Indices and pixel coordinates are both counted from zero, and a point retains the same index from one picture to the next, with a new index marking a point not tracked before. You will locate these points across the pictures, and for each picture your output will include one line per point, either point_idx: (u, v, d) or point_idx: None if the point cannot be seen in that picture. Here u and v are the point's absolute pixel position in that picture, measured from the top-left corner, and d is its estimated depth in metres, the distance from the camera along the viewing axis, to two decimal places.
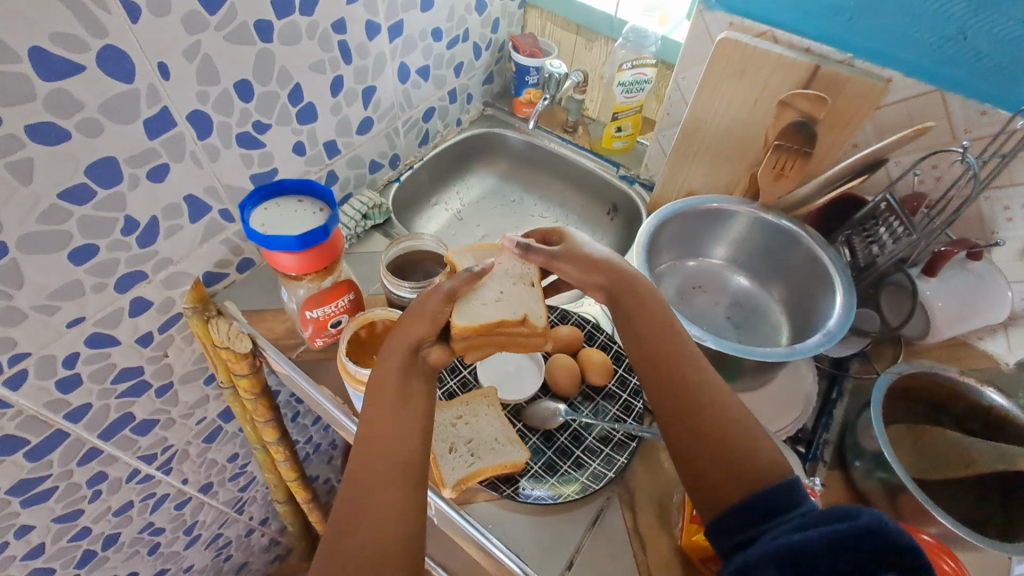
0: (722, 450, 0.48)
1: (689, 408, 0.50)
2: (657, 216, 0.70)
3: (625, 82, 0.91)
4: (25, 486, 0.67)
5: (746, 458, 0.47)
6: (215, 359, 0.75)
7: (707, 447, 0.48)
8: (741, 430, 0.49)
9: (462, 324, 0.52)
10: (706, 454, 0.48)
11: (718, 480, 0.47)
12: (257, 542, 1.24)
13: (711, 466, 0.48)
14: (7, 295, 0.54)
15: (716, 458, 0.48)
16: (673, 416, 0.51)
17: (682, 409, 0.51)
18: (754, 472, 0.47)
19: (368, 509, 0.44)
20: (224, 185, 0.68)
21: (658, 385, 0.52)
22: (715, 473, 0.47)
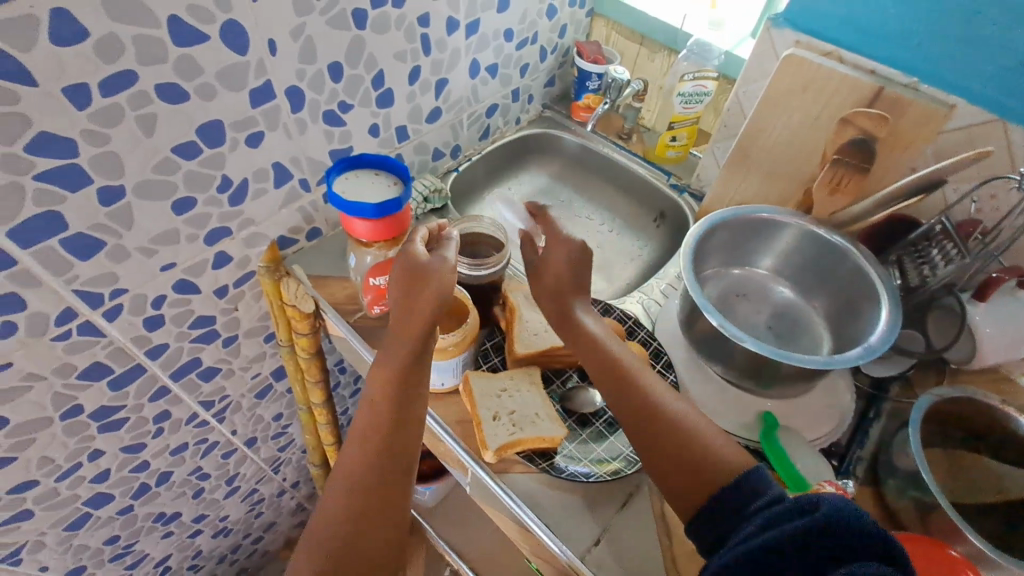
0: (685, 441, 0.53)
1: (650, 421, 0.55)
2: (706, 221, 0.71)
3: (685, 92, 0.94)
4: (104, 413, 0.74)
5: (708, 451, 0.52)
6: (279, 317, 0.82)
7: (670, 438, 0.53)
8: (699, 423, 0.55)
9: (521, 351, 0.69)
10: (669, 448, 0.53)
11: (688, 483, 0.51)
12: (286, 504, 1.30)
13: (670, 454, 0.53)
14: (118, 235, 0.60)
15: (678, 450, 0.53)
16: (638, 429, 0.55)
17: (647, 403, 0.56)
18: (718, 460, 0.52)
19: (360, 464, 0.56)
20: (306, 157, 0.74)
21: (623, 382, 0.58)
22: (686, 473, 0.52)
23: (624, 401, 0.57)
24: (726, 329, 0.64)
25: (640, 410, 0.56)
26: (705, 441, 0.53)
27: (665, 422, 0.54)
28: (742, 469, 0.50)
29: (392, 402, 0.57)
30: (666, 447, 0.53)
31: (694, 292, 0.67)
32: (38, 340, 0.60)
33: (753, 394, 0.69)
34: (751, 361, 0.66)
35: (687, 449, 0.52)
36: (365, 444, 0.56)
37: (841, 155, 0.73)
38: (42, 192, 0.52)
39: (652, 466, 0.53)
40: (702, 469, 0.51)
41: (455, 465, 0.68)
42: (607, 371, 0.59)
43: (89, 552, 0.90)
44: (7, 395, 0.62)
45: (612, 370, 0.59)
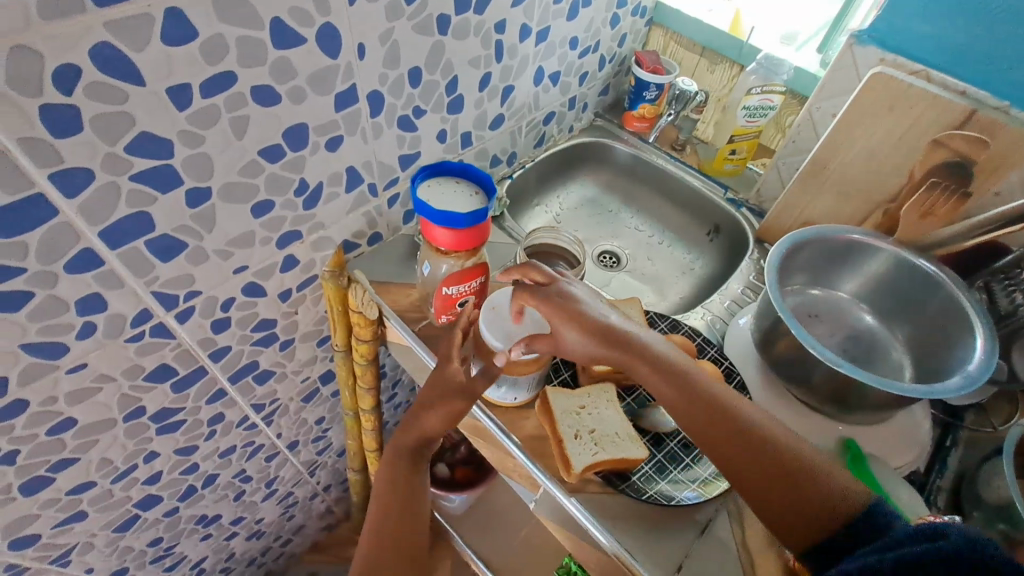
0: (794, 478, 0.50)
1: (743, 449, 0.52)
2: (789, 239, 0.71)
3: (750, 106, 0.94)
4: (164, 414, 0.72)
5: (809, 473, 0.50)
6: (338, 323, 0.81)
7: (777, 480, 0.50)
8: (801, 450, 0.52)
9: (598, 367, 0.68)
10: (780, 485, 0.50)
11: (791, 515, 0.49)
12: (318, 507, 1.29)
13: (781, 498, 0.50)
14: (199, 237, 0.59)
15: (792, 489, 0.50)
16: (732, 459, 0.52)
17: (743, 445, 0.52)
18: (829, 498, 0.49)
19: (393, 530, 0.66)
20: (378, 162, 0.73)
21: (713, 427, 0.53)
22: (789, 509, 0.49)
23: (716, 449, 0.53)
24: (818, 351, 0.63)
25: (727, 443, 0.52)
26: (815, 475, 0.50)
27: (761, 448, 0.51)
28: (861, 504, 0.48)
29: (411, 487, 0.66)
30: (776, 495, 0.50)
31: (780, 308, 0.66)
32: (113, 341, 0.59)
33: (831, 418, 0.68)
34: (834, 386, 0.64)
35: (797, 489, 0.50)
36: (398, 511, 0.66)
37: (936, 177, 0.71)
38: (135, 193, 0.51)
39: (763, 509, 0.51)
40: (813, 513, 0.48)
41: (526, 482, 0.67)
42: (691, 414, 0.54)
43: (133, 553, 0.88)
44: (78, 395, 0.61)
45: (698, 412, 0.53)
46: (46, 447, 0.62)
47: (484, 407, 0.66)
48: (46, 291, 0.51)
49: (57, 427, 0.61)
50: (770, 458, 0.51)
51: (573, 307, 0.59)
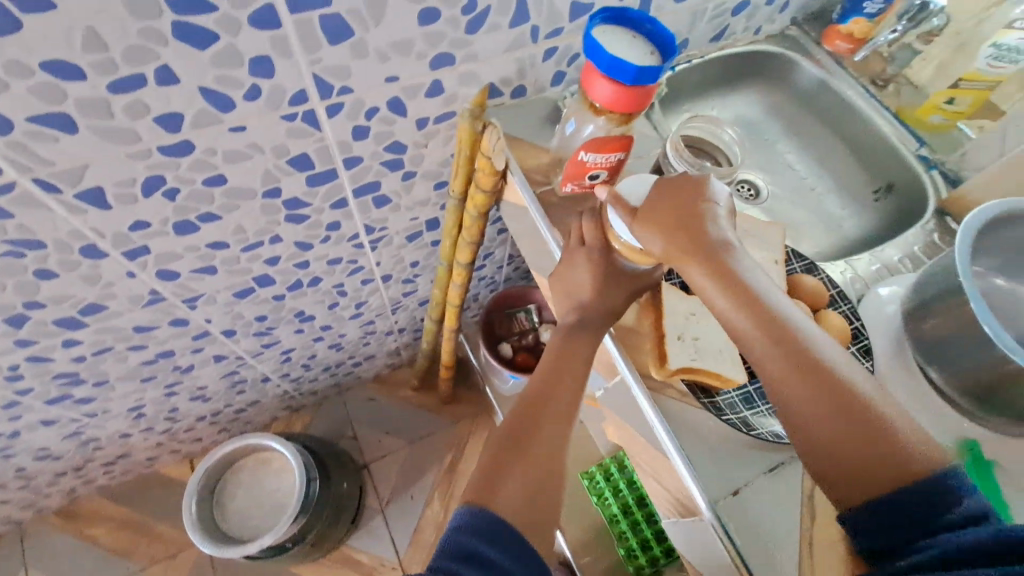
0: (869, 422, 0.47)
1: (825, 388, 0.48)
2: (1003, 204, 0.60)
3: (1004, 45, 0.79)
4: (294, 203, 0.78)
5: (893, 430, 0.46)
6: (461, 168, 0.81)
7: (850, 437, 0.46)
8: (882, 406, 0.48)
9: None
10: (859, 439, 0.46)
11: (858, 458, 0.46)
12: (389, 344, 1.41)
13: (846, 437, 0.47)
14: (366, 28, 0.58)
15: (863, 437, 0.46)
16: (814, 391, 0.48)
17: (825, 396, 0.48)
18: (905, 453, 0.45)
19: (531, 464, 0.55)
20: (549, 2, 0.67)
21: (799, 367, 0.49)
22: (862, 458, 0.46)
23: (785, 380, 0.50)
24: (991, 334, 0.55)
25: (812, 376, 0.49)
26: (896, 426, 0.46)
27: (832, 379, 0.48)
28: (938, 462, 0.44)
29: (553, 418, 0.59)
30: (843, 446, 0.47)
31: (961, 273, 0.57)
32: (271, 113, 0.63)
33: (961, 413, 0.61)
34: (983, 375, 0.57)
35: (877, 447, 0.46)
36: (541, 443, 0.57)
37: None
38: None
39: (815, 452, 0.48)
40: (885, 473, 0.45)
41: (605, 370, 0.67)
42: (773, 349, 0.50)
43: (242, 321, 1.01)
44: (233, 157, 0.66)
45: (769, 331, 0.50)
46: (200, 196, 0.69)
47: None
48: (230, 39, 0.53)
49: (211, 180, 0.68)
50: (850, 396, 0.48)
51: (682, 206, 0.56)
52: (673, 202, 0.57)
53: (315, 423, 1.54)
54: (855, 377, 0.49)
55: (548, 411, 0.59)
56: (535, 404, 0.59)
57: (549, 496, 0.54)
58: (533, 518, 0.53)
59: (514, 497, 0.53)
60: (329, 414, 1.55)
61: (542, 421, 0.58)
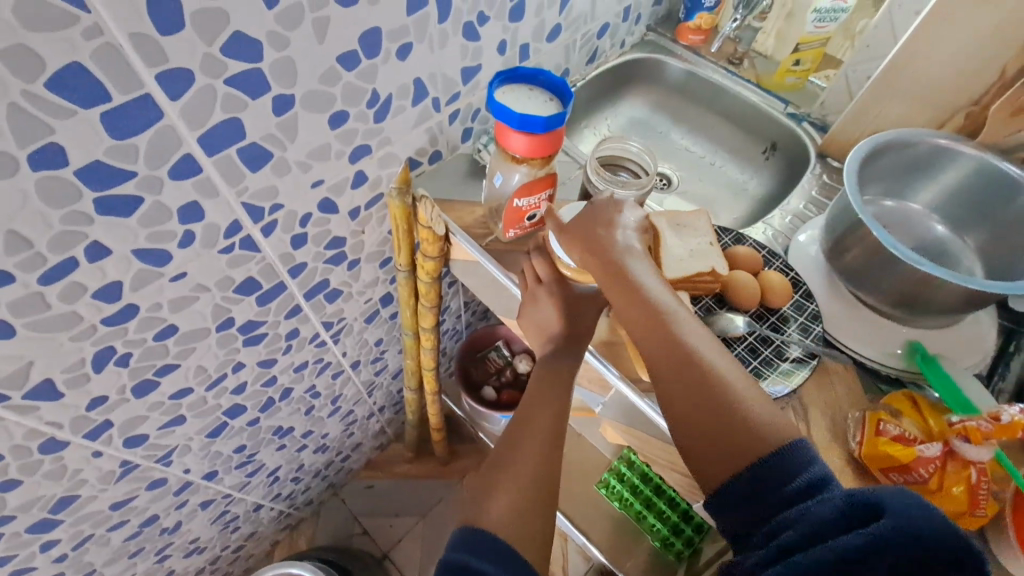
0: (725, 410, 0.51)
1: (687, 375, 0.52)
2: (871, 142, 0.69)
3: (822, 9, 0.90)
4: (249, 327, 0.77)
5: (745, 418, 0.50)
6: (404, 242, 0.82)
7: (703, 412, 0.51)
8: (750, 393, 0.51)
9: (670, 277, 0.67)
10: (715, 430, 0.50)
11: (710, 445, 0.50)
12: (373, 426, 1.37)
13: (701, 428, 0.51)
14: (283, 147, 0.60)
15: (722, 427, 0.50)
16: (677, 379, 0.53)
17: (685, 379, 0.52)
18: (759, 438, 0.49)
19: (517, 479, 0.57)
20: (442, 74, 0.72)
21: (668, 358, 0.53)
22: (719, 438, 0.50)
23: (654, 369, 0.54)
24: (899, 253, 0.63)
25: (681, 364, 0.53)
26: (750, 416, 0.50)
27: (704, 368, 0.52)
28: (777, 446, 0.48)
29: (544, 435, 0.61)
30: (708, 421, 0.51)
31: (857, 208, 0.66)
32: (209, 251, 0.62)
33: (895, 322, 0.70)
34: (903, 289, 0.66)
35: (729, 426, 0.50)
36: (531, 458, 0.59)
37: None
38: (229, 97, 0.51)
39: (685, 441, 0.52)
40: (740, 454, 0.49)
41: (597, 387, 0.70)
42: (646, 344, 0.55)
43: (221, 459, 0.96)
44: (179, 304, 0.64)
45: (648, 329, 0.55)
46: (153, 351, 0.67)
47: None
48: (154, 197, 0.53)
49: (162, 333, 0.66)
50: (704, 383, 0.52)
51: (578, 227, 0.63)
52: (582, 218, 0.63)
53: (320, 531, 1.46)
54: (720, 371, 0.53)
55: (535, 428, 0.61)
56: (517, 433, 0.62)
57: (537, 512, 0.56)
58: (520, 536, 0.54)
59: (502, 511, 0.55)
60: (332, 518, 1.48)
61: (529, 437, 0.61)
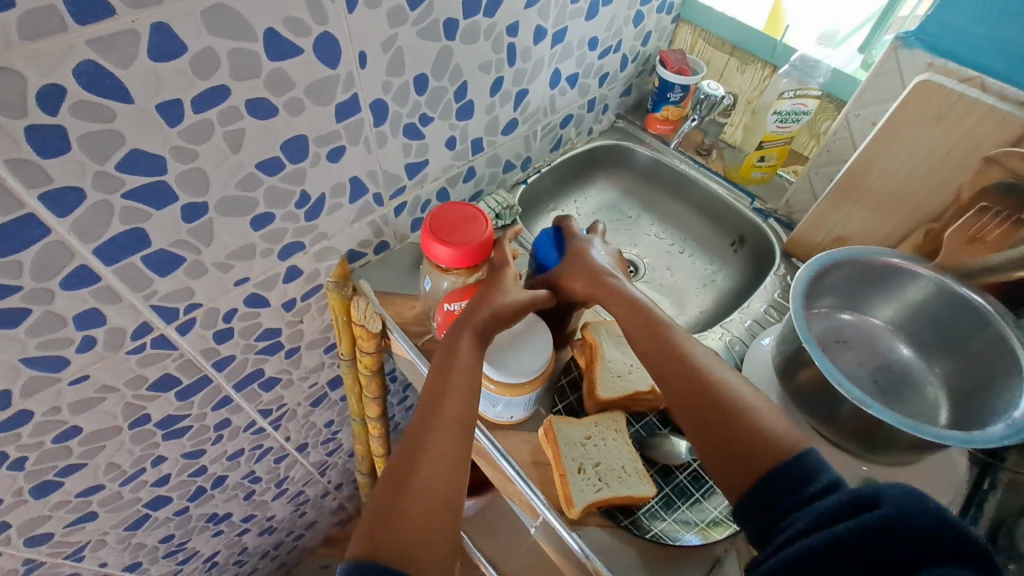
0: (728, 418, 0.50)
1: (703, 391, 0.52)
2: (815, 261, 0.66)
3: (782, 111, 0.87)
4: (170, 421, 0.73)
5: (761, 433, 0.49)
6: (342, 332, 0.79)
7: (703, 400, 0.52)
8: (766, 414, 0.50)
9: (604, 396, 0.64)
10: (720, 445, 0.49)
11: (730, 469, 0.48)
12: (328, 504, 1.29)
13: (716, 436, 0.50)
14: (198, 251, 0.58)
15: (729, 441, 0.49)
16: (687, 387, 0.53)
17: (698, 389, 0.53)
18: (776, 437, 0.48)
19: (424, 480, 0.49)
20: (383, 171, 0.70)
21: (680, 376, 0.54)
22: (730, 452, 0.49)
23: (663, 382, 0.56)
24: (845, 391, 0.57)
25: (688, 378, 0.54)
26: (764, 432, 0.48)
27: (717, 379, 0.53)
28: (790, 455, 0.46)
29: (466, 384, 0.55)
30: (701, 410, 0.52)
31: (797, 322, 0.62)
32: (114, 353, 0.59)
33: (854, 457, 0.62)
34: (860, 426, 0.59)
35: (716, 413, 0.51)
36: (446, 411, 0.53)
37: (987, 201, 0.65)
38: (129, 210, 0.50)
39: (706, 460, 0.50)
40: (759, 464, 0.47)
41: (526, 509, 0.63)
42: (658, 359, 0.56)
43: (145, 549, 0.90)
44: (82, 405, 0.61)
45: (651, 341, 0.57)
46: (53, 453, 0.63)
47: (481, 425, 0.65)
48: (43, 308, 0.50)
49: (63, 435, 0.62)
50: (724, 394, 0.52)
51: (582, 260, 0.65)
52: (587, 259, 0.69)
53: None
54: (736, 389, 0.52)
55: (451, 392, 0.55)
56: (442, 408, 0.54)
57: (440, 467, 0.50)
58: (426, 521, 0.47)
59: (417, 499, 0.48)
60: None
61: (444, 402, 0.54)
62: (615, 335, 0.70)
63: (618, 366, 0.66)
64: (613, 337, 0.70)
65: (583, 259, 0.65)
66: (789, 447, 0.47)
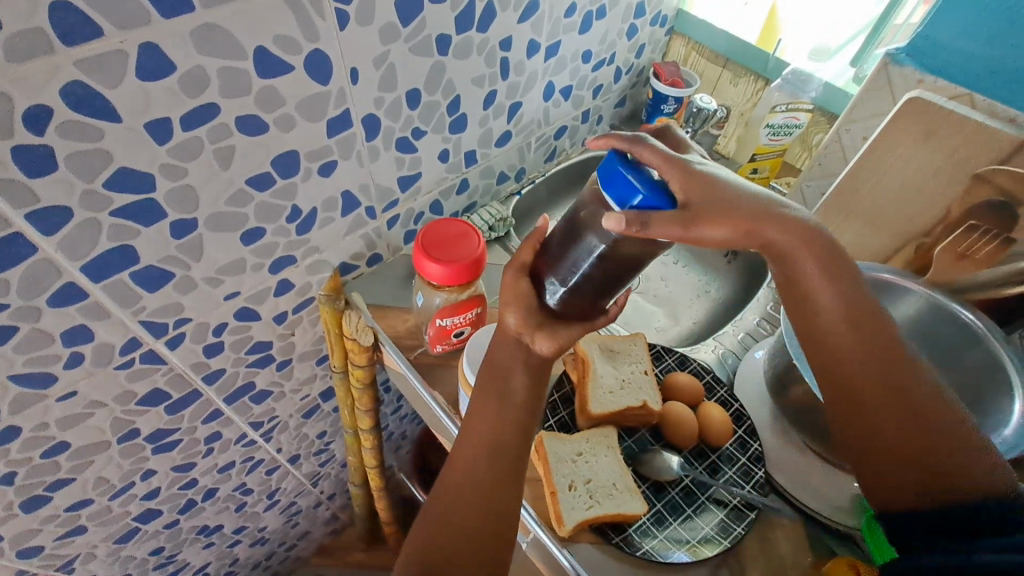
0: (926, 430, 0.48)
1: (896, 397, 0.49)
2: None
3: (775, 124, 0.87)
4: (159, 434, 0.72)
5: (958, 455, 0.47)
6: (334, 345, 0.79)
7: (890, 394, 0.50)
8: (952, 421, 0.49)
9: (595, 412, 0.64)
10: (927, 455, 0.48)
11: (915, 475, 0.48)
12: (321, 514, 1.29)
13: (916, 448, 0.48)
14: (187, 267, 0.58)
15: (936, 455, 0.47)
16: (891, 393, 0.50)
17: (896, 391, 0.50)
18: (965, 448, 0.47)
19: (478, 494, 0.51)
20: (376, 184, 0.70)
21: (895, 385, 0.50)
22: (950, 475, 0.46)
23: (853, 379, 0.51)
24: None
25: (900, 388, 0.50)
26: (958, 447, 0.47)
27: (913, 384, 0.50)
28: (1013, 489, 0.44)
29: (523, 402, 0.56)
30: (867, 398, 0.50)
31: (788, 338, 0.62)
32: (103, 369, 0.59)
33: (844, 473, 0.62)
34: None
35: (917, 417, 0.49)
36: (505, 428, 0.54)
37: (977, 220, 0.65)
38: (117, 227, 0.50)
39: (891, 463, 0.49)
40: (961, 478, 0.46)
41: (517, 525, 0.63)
42: (855, 359, 0.51)
43: (135, 562, 0.90)
44: (70, 421, 0.61)
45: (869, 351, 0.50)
46: (41, 469, 0.63)
47: None
48: (30, 325, 0.50)
49: (50, 450, 0.62)
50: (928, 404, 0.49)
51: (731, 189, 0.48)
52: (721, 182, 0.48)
53: None
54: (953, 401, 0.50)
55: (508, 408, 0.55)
56: (500, 424, 0.55)
57: (496, 483, 0.52)
58: (479, 535, 0.50)
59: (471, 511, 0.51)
60: None
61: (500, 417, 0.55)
62: (607, 349, 0.70)
63: (609, 381, 0.66)
64: (605, 352, 0.70)
65: (718, 198, 0.47)
66: (998, 477, 0.46)
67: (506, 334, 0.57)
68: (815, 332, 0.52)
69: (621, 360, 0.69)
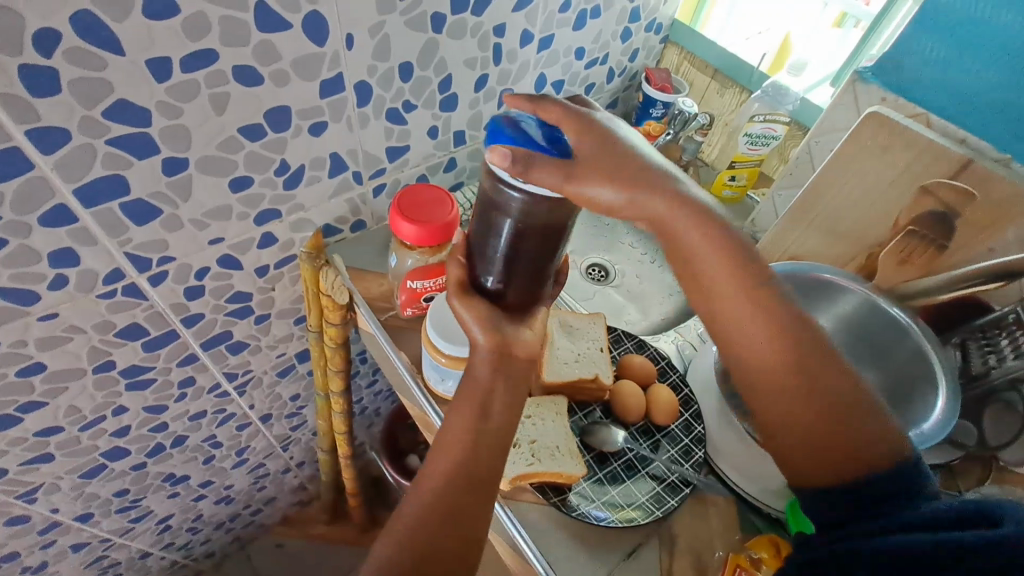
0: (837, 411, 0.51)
1: (811, 383, 0.52)
2: None
3: (753, 134, 0.91)
4: (134, 371, 0.75)
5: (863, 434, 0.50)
6: (312, 303, 0.82)
7: (805, 385, 0.52)
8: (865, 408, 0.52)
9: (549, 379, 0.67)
10: (837, 441, 0.51)
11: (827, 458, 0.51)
12: (289, 481, 1.31)
13: (830, 437, 0.51)
14: (175, 206, 0.61)
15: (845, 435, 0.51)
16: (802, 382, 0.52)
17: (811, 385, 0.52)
18: (884, 436, 0.51)
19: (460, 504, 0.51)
20: (364, 151, 0.74)
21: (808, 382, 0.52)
22: (856, 458, 0.50)
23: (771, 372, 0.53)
24: None
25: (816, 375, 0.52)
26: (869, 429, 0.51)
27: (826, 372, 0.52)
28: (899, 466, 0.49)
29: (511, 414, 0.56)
30: (789, 415, 0.52)
31: None
32: (85, 295, 0.62)
33: None
34: None
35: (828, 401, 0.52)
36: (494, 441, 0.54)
37: (916, 225, 0.70)
38: (111, 156, 0.53)
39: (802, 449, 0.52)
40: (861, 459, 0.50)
41: None
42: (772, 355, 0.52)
43: (99, 501, 0.92)
44: (48, 342, 0.64)
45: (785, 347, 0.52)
46: (16, 387, 0.66)
47: (431, 399, 0.69)
48: (19, 240, 0.54)
49: (27, 369, 0.65)
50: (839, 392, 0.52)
51: (616, 140, 0.50)
52: (600, 136, 0.49)
53: None
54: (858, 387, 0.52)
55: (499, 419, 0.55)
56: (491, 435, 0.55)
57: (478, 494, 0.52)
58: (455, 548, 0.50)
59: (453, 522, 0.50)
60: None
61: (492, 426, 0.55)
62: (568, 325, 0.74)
63: (565, 353, 0.69)
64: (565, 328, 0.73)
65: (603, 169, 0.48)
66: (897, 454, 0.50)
67: (480, 351, 0.56)
68: (729, 334, 0.54)
69: (581, 336, 0.72)
